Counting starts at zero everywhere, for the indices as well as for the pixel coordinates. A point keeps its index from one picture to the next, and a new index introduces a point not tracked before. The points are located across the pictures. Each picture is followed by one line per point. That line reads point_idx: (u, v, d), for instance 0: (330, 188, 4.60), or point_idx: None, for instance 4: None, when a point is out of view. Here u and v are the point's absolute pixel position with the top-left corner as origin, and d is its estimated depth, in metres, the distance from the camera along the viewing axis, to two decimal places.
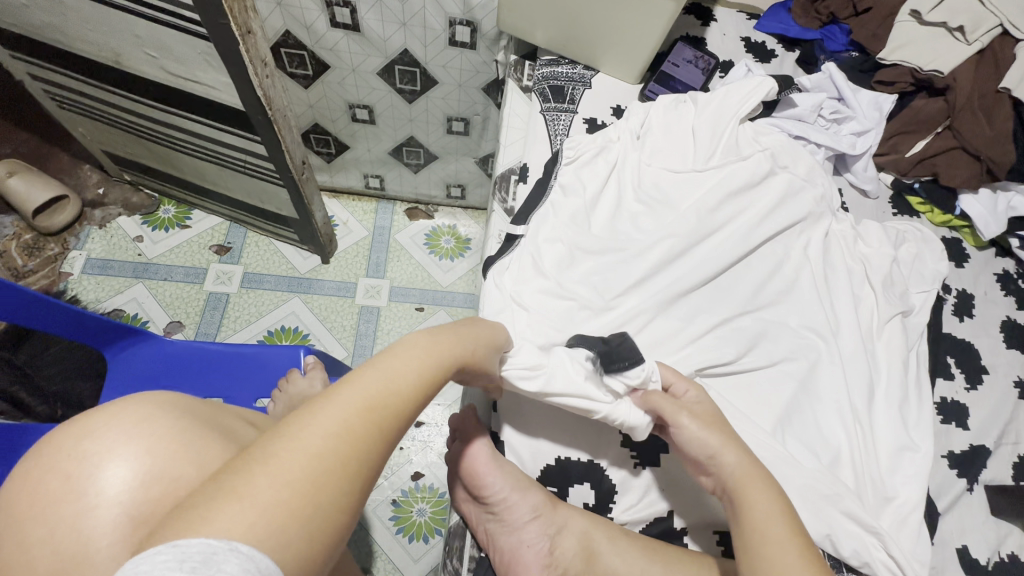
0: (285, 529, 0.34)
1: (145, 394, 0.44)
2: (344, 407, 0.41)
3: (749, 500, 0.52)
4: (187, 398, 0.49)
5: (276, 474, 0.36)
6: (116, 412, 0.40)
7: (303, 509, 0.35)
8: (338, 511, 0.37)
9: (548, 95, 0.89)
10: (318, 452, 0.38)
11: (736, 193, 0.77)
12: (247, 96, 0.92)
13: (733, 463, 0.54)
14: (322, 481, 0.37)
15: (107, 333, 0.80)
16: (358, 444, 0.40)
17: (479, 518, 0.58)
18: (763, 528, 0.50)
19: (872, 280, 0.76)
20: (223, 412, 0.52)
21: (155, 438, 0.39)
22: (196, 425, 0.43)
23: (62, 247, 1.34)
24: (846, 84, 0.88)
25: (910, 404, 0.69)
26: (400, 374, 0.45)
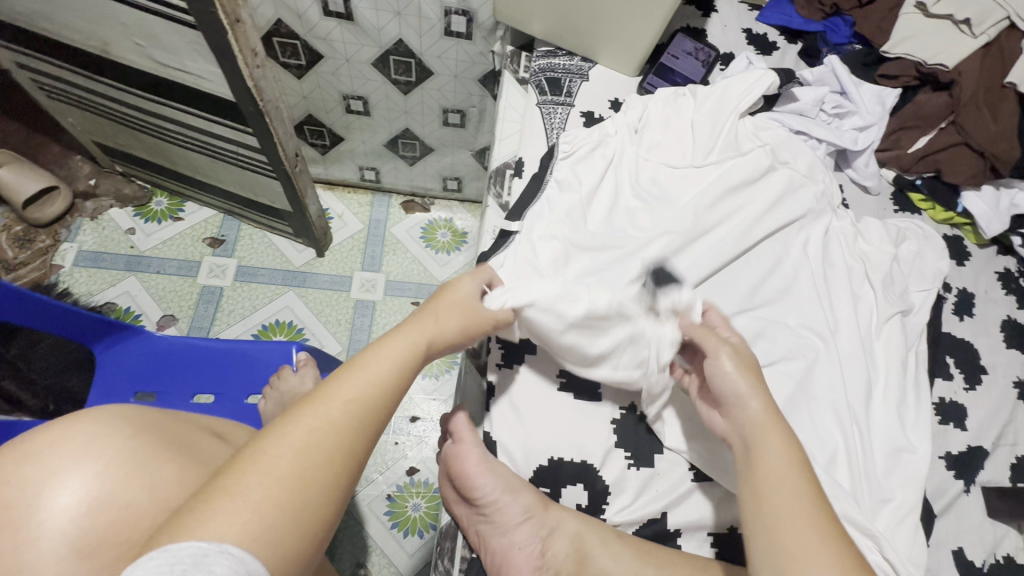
0: (277, 524, 0.37)
1: (94, 409, 0.43)
2: (326, 408, 0.44)
3: (766, 440, 0.51)
4: (141, 411, 0.48)
5: (265, 474, 0.38)
6: (63, 432, 0.39)
7: (292, 505, 0.38)
8: (325, 506, 0.40)
9: (545, 87, 0.87)
10: (305, 451, 0.40)
11: (735, 189, 0.76)
12: (237, 86, 0.90)
13: (758, 406, 0.52)
14: (310, 477, 0.40)
15: (94, 329, 0.78)
16: (340, 441, 0.43)
17: (469, 518, 0.57)
18: (776, 469, 0.49)
19: (872, 278, 0.75)
20: (181, 423, 0.52)
21: (104, 462, 0.39)
22: (152, 443, 0.43)
23: (53, 239, 1.32)
24: (848, 77, 0.85)
25: (908, 405, 0.69)
26: (376, 374, 0.48)
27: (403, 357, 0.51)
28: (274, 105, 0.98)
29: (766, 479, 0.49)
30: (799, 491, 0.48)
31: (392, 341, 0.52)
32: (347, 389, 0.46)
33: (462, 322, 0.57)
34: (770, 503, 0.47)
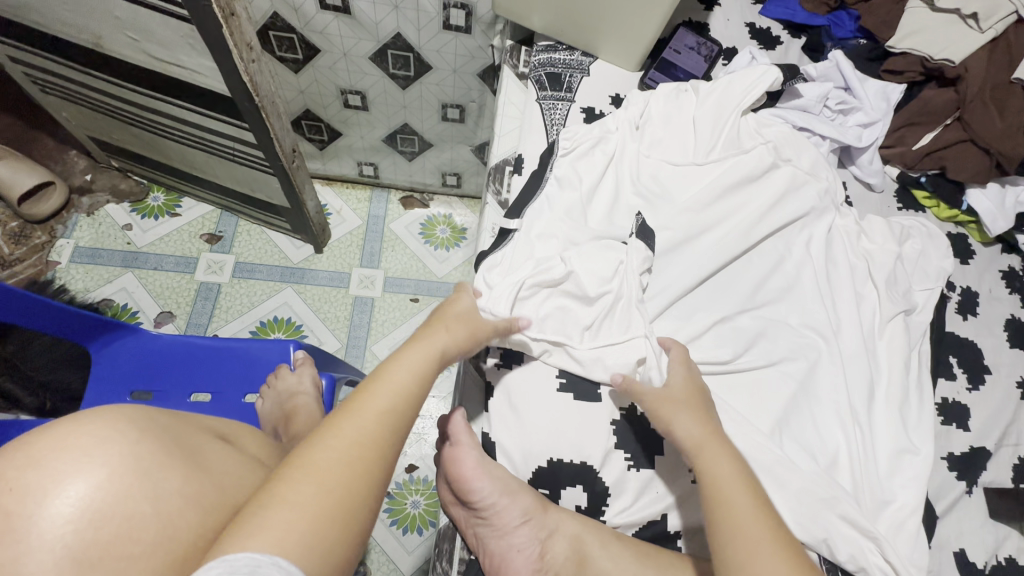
0: (326, 533, 0.40)
1: (99, 409, 0.41)
2: (361, 419, 0.47)
3: (704, 463, 0.54)
4: (144, 410, 0.46)
5: (315, 485, 0.42)
6: (66, 436, 0.38)
7: (339, 515, 0.42)
8: (366, 512, 0.44)
9: (545, 82, 0.86)
10: (348, 463, 0.44)
11: (736, 186, 0.75)
12: (232, 81, 0.88)
13: (685, 431, 0.56)
14: (354, 487, 0.44)
15: (90, 328, 0.78)
16: (377, 451, 0.46)
17: (467, 521, 0.57)
18: (720, 489, 0.52)
19: (875, 277, 0.74)
20: (182, 423, 0.50)
21: (109, 469, 0.38)
22: (157, 448, 0.42)
23: (49, 235, 1.31)
24: (853, 73, 0.84)
25: (910, 406, 0.68)
26: (403, 383, 0.51)
27: (425, 367, 0.54)
28: (270, 100, 0.97)
29: (712, 499, 0.51)
30: (748, 505, 0.50)
31: (413, 351, 0.55)
32: (377, 400, 0.49)
33: (469, 329, 0.59)
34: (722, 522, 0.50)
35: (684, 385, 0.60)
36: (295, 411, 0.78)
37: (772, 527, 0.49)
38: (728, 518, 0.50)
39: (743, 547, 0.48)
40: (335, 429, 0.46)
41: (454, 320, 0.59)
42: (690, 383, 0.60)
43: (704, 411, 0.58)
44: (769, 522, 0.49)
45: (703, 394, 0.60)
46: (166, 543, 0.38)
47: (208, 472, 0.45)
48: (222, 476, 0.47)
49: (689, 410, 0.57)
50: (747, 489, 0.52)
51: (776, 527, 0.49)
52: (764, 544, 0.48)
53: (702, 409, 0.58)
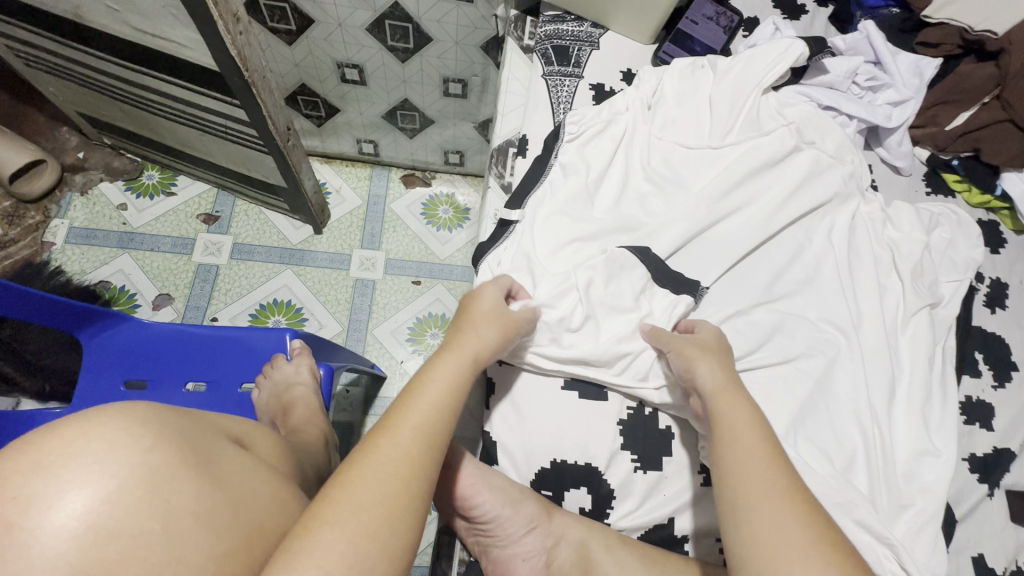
0: (366, 551, 0.39)
1: (107, 409, 0.38)
2: (403, 432, 0.46)
3: (722, 409, 0.52)
4: (162, 409, 0.43)
5: (355, 503, 0.40)
6: (75, 439, 0.35)
7: (381, 533, 0.40)
8: (409, 528, 0.42)
9: (551, 56, 0.80)
10: (386, 478, 0.43)
11: (755, 172, 0.70)
12: (220, 56, 0.83)
13: (706, 376, 0.54)
14: (393, 505, 0.42)
15: (79, 317, 0.75)
16: (416, 466, 0.44)
17: (468, 529, 0.56)
18: (733, 430, 0.51)
19: (900, 267, 0.70)
20: (198, 423, 0.47)
21: (118, 480, 0.35)
22: (172, 456, 0.39)
23: (43, 215, 1.28)
24: (885, 46, 0.77)
25: (933, 406, 0.65)
26: (441, 394, 0.49)
27: (460, 373, 0.51)
28: (261, 76, 0.92)
29: (723, 442, 0.50)
30: (759, 454, 0.49)
31: (448, 354, 0.53)
32: (412, 412, 0.47)
33: (502, 329, 0.55)
34: (731, 467, 0.49)
35: (706, 338, 0.58)
36: (293, 402, 0.76)
37: (783, 479, 0.47)
38: (737, 461, 0.49)
39: (747, 489, 0.47)
40: (375, 444, 0.45)
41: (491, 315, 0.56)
42: (710, 334, 0.59)
43: (728, 361, 0.56)
44: (780, 473, 0.47)
45: (726, 349, 0.58)
46: (176, 564, 0.36)
47: (228, 486, 0.42)
48: (241, 490, 0.44)
49: (715, 360, 0.55)
50: (763, 438, 0.50)
51: (791, 481, 0.47)
52: (771, 493, 0.46)
53: (723, 357, 0.56)
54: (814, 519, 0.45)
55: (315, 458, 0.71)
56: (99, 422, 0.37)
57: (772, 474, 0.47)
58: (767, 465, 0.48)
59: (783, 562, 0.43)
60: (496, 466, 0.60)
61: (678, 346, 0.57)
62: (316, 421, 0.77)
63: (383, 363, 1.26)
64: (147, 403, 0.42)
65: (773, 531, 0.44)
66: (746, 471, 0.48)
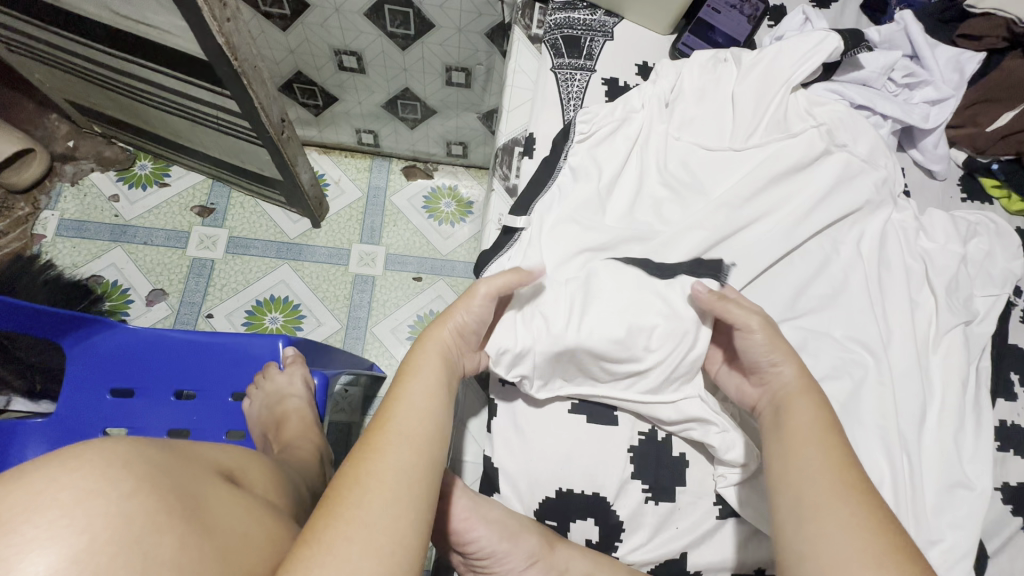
0: (347, 553, 0.36)
1: (85, 448, 0.35)
2: (396, 438, 0.44)
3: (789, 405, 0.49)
4: (146, 446, 0.39)
5: (331, 513, 0.38)
6: (43, 490, 0.32)
7: (362, 537, 0.37)
8: (398, 527, 0.39)
9: (561, 47, 0.74)
10: (363, 483, 0.40)
11: (780, 177, 0.65)
12: (206, 43, 0.78)
13: (790, 375, 0.51)
14: (374, 507, 0.39)
15: (61, 324, 0.71)
16: (396, 465, 0.42)
17: (465, 563, 0.53)
18: (800, 429, 0.47)
19: (933, 282, 0.65)
20: (187, 460, 0.43)
21: (88, 537, 0.31)
22: (155, 502, 0.35)
23: (32, 206, 1.24)
24: (924, 39, 0.71)
25: (966, 432, 0.60)
26: (428, 397, 0.48)
27: (442, 373, 0.50)
28: (252, 65, 0.87)
29: (790, 439, 0.47)
30: (827, 452, 0.46)
31: (426, 353, 0.51)
32: (390, 416, 0.46)
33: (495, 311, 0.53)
34: (790, 466, 0.46)
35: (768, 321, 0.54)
36: (286, 416, 0.75)
37: (850, 480, 0.44)
38: (797, 460, 0.46)
39: (815, 495, 0.43)
40: (369, 453, 0.43)
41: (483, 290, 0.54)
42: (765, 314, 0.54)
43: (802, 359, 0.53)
44: (847, 473, 0.44)
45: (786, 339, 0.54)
46: None
47: (220, 533, 0.38)
48: (233, 534, 0.40)
49: (794, 356, 0.52)
50: (829, 436, 0.47)
51: (863, 487, 0.44)
52: (835, 495, 0.43)
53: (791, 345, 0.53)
54: (884, 524, 0.41)
55: (308, 473, 0.69)
56: (72, 467, 0.33)
57: (840, 474, 0.44)
58: (830, 465, 0.45)
59: (848, 565, 0.40)
60: (497, 494, 0.56)
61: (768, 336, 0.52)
62: (311, 436, 0.76)
63: (383, 362, 1.23)
64: (132, 440, 0.38)
65: (835, 533, 0.41)
66: (806, 469, 0.45)
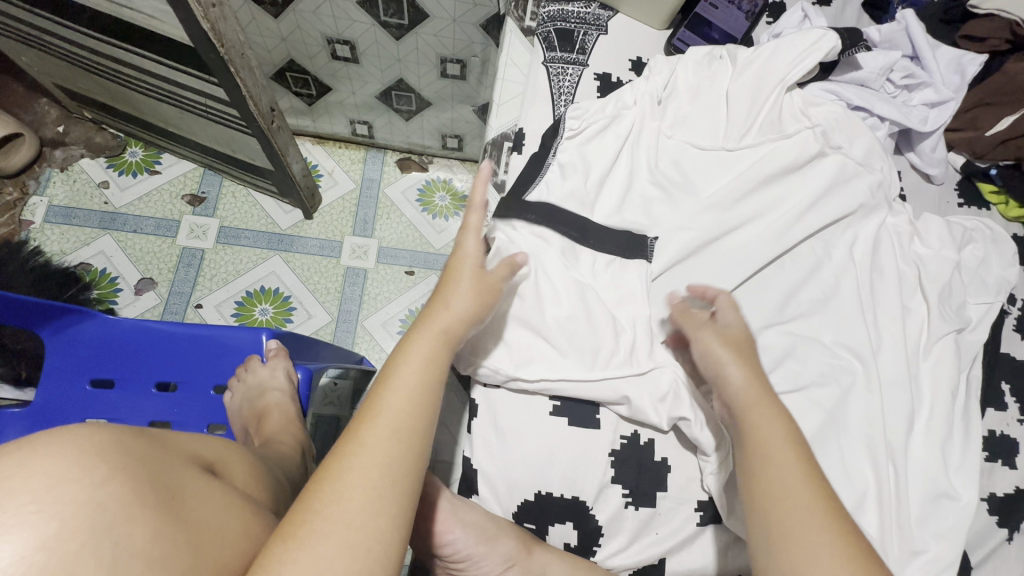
0: (323, 552, 0.36)
1: (60, 433, 0.34)
2: (383, 431, 0.42)
3: (753, 421, 0.48)
4: (123, 433, 0.38)
5: (311, 509, 0.38)
6: (13, 475, 0.31)
7: (340, 534, 0.37)
8: (376, 526, 0.38)
9: (554, 41, 0.73)
10: (343, 479, 0.40)
11: (773, 178, 0.64)
12: (192, 28, 0.76)
13: (737, 383, 0.50)
14: (352, 505, 0.39)
15: (39, 313, 0.69)
16: (379, 462, 0.41)
17: (440, 564, 0.52)
18: (765, 447, 0.46)
19: (926, 288, 0.64)
20: (165, 450, 0.42)
21: (58, 524, 0.30)
22: (130, 491, 0.34)
23: (20, 191, 1.22)
24: (925, 40, 0.70)
25: (954, 442, 0.59)
26: (419, 386, 0.46)
27: (436, 358, 0.48)
28: (240, 52, 0.84)
29: (756, 460, 0.46)
30: (795, 473, 0.45)
31: (420, 337, 0.49)
32: (378, 408, 0.44)
33: (477, 295, 0.52)
34: (769, 492, 0.44)
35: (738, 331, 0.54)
36: (267, 410, 0.74)
37: (820, 500, 0.44)
38: (775, 484, 0.44)
39: (786, 520, 0.43)
40: (353, 446, 0.41)
41: (465, 275, 0.53)
42: (737, 328, 0.53)
43: (757, 364, 0.52)
44: (818, 493, 0.44)
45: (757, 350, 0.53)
46: None
47: (195, 526, 0.37)
48: (208, 528, 0.38)
49: (743, 359, 0.51)
50: (798, 455, 0.46)
51: (831, 504, 0.44)
52: (807, 519, 0.43)
53: (741, 349, 0.52)
54: (853, 542, 0.42)
55: (287, 469, 0.68)
56: (46, 453, 0.32)
57: (811, 494, 0.44)
58: (805, 487, 0.44)
59: None
60: (475, 495, 0.55)
61: (703, 342, 0.53)
62: (292, 430, 0.75)
63: (373, 356, 1.22)
64: (109, 428, 0.38)
65: (819, 560, 0.41)
66: (785, 493, 0.44)
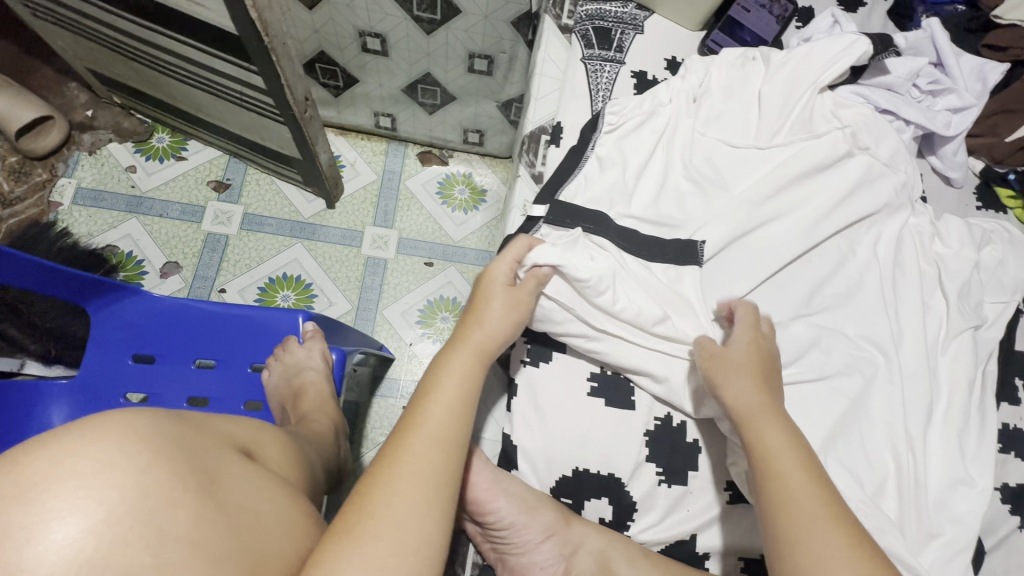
0: (374, 552, 0.37)
1: (100, 420, 0.35)
2: (428, 439, 0.44)
3: (753, 431, 0.50)
4: (160, 419, 0.39)
5: (361, 511, 0.40)
6: (60, 461, 0.32)
7: (390, 536, 0.39)
8: (423, 528, 0.40)
9: (592, 38, 0.75)
10: (393, 482, 0.41)
11: (802, 177, 0.66)
12: (239, 17, 0.78)
13: (734, 400, 0.52)
14: (401, 506, 0.40)
15: (87, 288, 0.72)
16: (424, 469, 0.42)
17: (480, 532, 0.55)
18: (769, 457, 0.49)
19: (946, 286, 0.67)
20: (200, 433, 0.42)
21: (107, 508, 0.31)
22: (172, 477, 0.35)
23: (50, 173, 1.24)
24: (949, 47, 0.73)
25: (970, 433, 0.62)
26: (458, 398, 0.48)
27: (473, 372, 0.50)
28: (282, 42, 0.87)
29: (762, 470, 0.48)
30: (801, 477, 0.47)
31: (458, 355, 0.51)
32: (421, 416, 0.46)
33: (513, 319, 0.54)
34: (774, 495, 0.47)
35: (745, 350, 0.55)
36: (304, 388, 0.77)
37: (829, 505, 0.46)
38: (782, 488, 0.47)
39: (796, 525, 0.45)
40: (399, 453, 0.43)
41: (498, 295, 0.55)
42: (752, 344, 0.55)
43: (759, 376, 0.53)
44: (825, 498, 0.46)
45: (766, 360, 0.55)
46: None
47: (233, 511, 0.38)
48: (246, 513, 0.39)
49: (739, 375, 0.53)
50: (801, 459, 0.49)
51: (836, 505, 0.46)
52: (818, 522, 0.45)
53: (743, 364, 0.54)
54: (861, 540, 0.44)
55: (324, 444, 0.71)
56: (87, 441, 0.33)
57: (818, 500, 0.46)
58: (809, 489, 0.47)
59: None
60: (515, 470, 0.57)
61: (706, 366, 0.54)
62: (327, 409, 0.78)
63: (392, 344, 1.24)
64: (147, 412, 0.38)
65: (832, 558, 0.43)
66: (790, 496, 0.46)
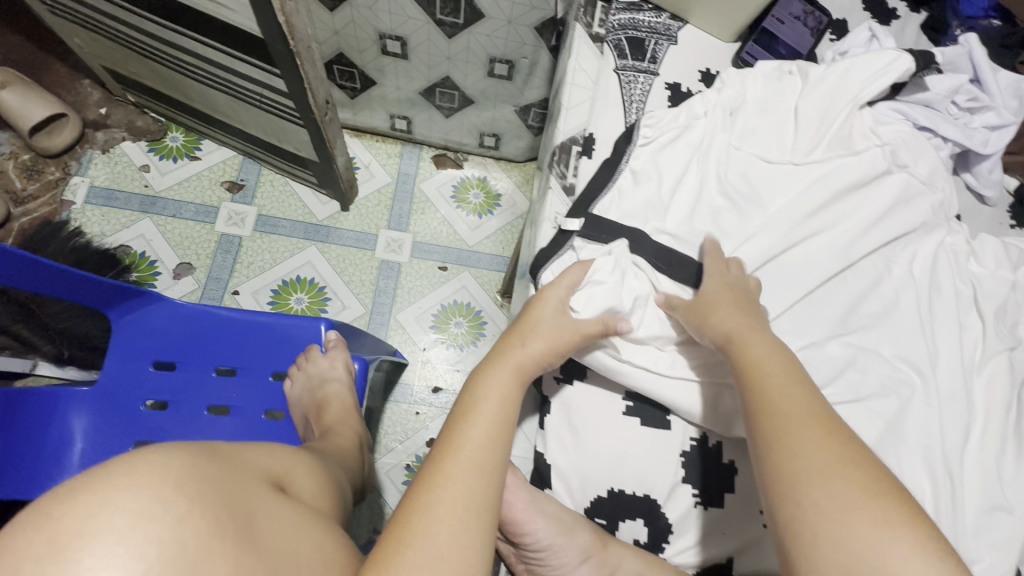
0: None
1: (134, 467, 0.33)
2: (467, 467, 0.44)
3: (739, 348, 0.52)
4: (195, 459, 0.37)
5: (400, 540, 0.39)
6: (95, 515, 0.30)
7: (430, 568, 0.38)
8: (464, 560, 0.39)
9: (625, 48, 0.74)
10: (432, 510, 0.41)
11: (839, 194, 0.65)
12: (266, 21, 0.77)
13: (716, 325, 0.54)
14: (441, 537, 0.39)
15: (110, 295, 0.71)
16: (463, 496, 0.42)
17: (515, 552, 0.54)
18: (754, 366, 0.50)
19: (982, 306, 0.66)
20: (235, 467, 0.41)
21: (145, 565, 0.30)
22: (208, 525, 0.34)
23: (63, 171, 1.23)
24: (987, 63, 0.72)
25: (1008, 457, 0.61)
26: (496, 423, 0.47)
27: (511, 394, 0.50)
28: (306, 45, 0.86)
29: (747, 380, 0.50)
30: (783, 379, 0.48)
31: (497, 375, 0.50)
32: (460, 441, 0.45)
33: (553, 345, 0.53)
34: (760, 398, 0.48)
35: (721, 287, 0.57)
36: (327, 399, 0.76)
37: (815, 406, 0.46)
38: (766, 391, 0.48)
39: (776, 419, 0.46)
40: (438, 478, 0.43)
41: (545, 317, 0.54)
42: (729, 280, 0.58)
43: (739, 303, 0.56)
44: (809, 398, 0.47)
45: (744, 291, 0.57)
46: None
47: (270, 556, 0.37)
48: (283, 555, 0.38)
49: (719, 303, 0.56)
50: (788, 369, 0.49)
51: (820, 405, 0.46)
52: (802, 419, 0.45)
53: (718, 293, 0.57)
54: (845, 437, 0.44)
55: (347, 456, 0.70)
56: (122, 492, 0.32)
57: (802, 399, 0.46)
58: (790, 389, 0.47)
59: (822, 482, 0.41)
60: (549, 488, 0.56)
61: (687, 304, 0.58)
62: (350, 420, 0.78)
63: (406, 348, 1.23)
64: (180, 451, 0.37)
65: (809, 447, 0.43)
66: (773, 395, 0.47)
